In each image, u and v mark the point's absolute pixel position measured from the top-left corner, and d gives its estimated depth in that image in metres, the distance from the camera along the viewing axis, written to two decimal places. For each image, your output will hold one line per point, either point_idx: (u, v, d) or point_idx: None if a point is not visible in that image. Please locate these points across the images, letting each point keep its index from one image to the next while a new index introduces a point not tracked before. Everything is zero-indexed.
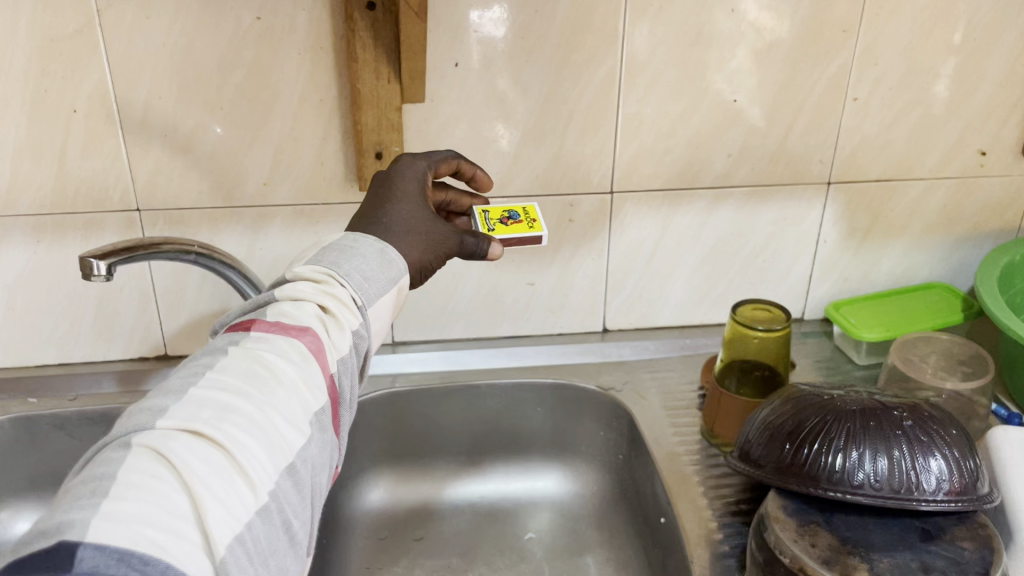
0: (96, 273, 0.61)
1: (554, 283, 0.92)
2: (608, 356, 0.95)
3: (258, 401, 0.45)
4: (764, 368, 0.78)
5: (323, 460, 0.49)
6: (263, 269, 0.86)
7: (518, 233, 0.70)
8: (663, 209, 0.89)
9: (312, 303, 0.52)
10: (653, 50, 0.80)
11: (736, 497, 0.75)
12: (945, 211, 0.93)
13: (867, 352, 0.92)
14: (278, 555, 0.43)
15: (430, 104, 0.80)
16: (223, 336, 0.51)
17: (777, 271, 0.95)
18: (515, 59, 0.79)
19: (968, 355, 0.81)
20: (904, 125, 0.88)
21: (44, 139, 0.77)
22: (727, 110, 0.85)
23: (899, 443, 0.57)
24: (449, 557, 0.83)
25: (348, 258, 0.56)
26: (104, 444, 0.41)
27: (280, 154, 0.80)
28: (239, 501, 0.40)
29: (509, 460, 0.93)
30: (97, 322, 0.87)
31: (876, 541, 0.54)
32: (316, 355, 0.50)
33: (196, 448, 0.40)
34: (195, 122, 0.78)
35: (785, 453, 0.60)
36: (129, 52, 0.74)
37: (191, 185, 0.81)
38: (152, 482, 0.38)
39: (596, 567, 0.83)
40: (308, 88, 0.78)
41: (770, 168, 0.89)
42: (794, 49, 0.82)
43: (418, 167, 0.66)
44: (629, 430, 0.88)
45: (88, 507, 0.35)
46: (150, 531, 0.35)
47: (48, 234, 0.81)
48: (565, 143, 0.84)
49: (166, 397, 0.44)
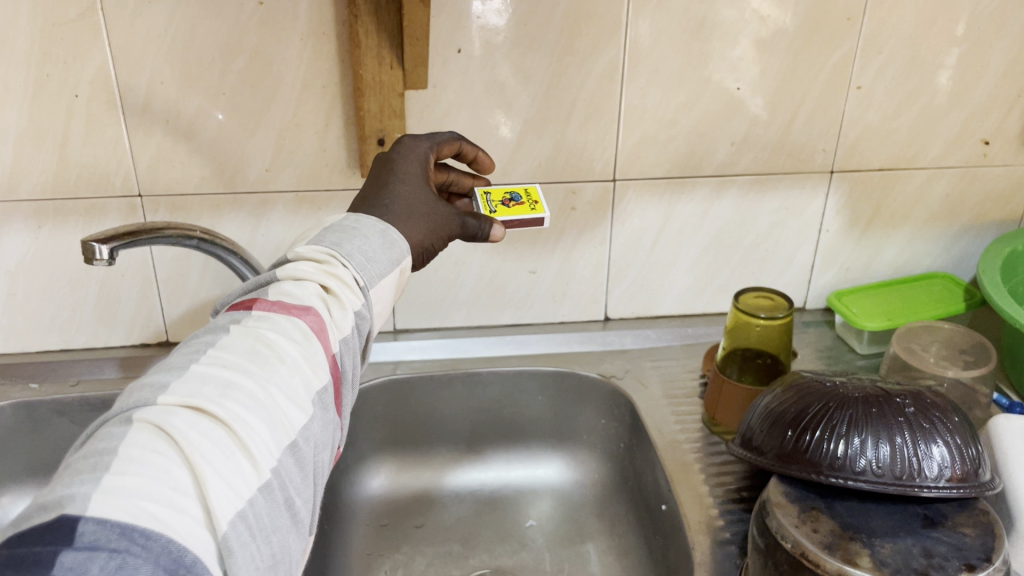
0: (98, 257, 0.60)
1: (555, 271, 0.92)
2: (609, 345, 0.95)
3: (259, 378, 0.45)
4: (766, 356, 0.78)
5: (325, 439, 0.49)
6: (265, 255, 0.86)
7: (519, 215, 0.70)
8: (665, 197, 0.89)
9: (314, 283, 0.52)
10: (656, 38, 0.80)
11: (737, 484, 0.75)
12: (947, 200, 0.93)
13: (869, 341, 0.92)
14: (281, 533, 0.43)
15: (433, 91, 0.80)
16: (225, 315, 0.51)
17: (779, 260, 0.95)
18: (518, 46, 0.79)
19: (970, 344, 0.81)
20: (907, 114, 0.87)
21: (46, 124, 0.76)
22: (730, 99, 0.84)
23: (901, 430, 0.57)
24: (450, 544, 0.84)
25: (350, 238, 0.56)
26: (106, 420, 0.41)
27: (282, 140, 0.80)
28: (241, 478, 0.40)
29: (509, 448, 0.93)
30: (98, 308, 0.87)
31: (877, 527, 0.54)
32: (317, 334, 0.50)
33: (198, 424, 0.40)
34: (197, 108, 0.78)
35: (787, 439, 0.60)
36: (131, 37, 0.74)
37: (192, 171, 0.80)
38: (153, 457, 0.38)
39: (597, 555, 0.83)
40: (310, 74, 0.77)
41: (773, 157, 0.88)
42: (798, 38, 0.82)
43: (420, 148, 0.66)
44: (630, 418, 0.88)
45: (89, 481, 0.35)
46: (151, 505, 0.35)
47: (49, 219, 0.81)
48: (567, 131, 0.84)
49: (167, 374, 0.44)
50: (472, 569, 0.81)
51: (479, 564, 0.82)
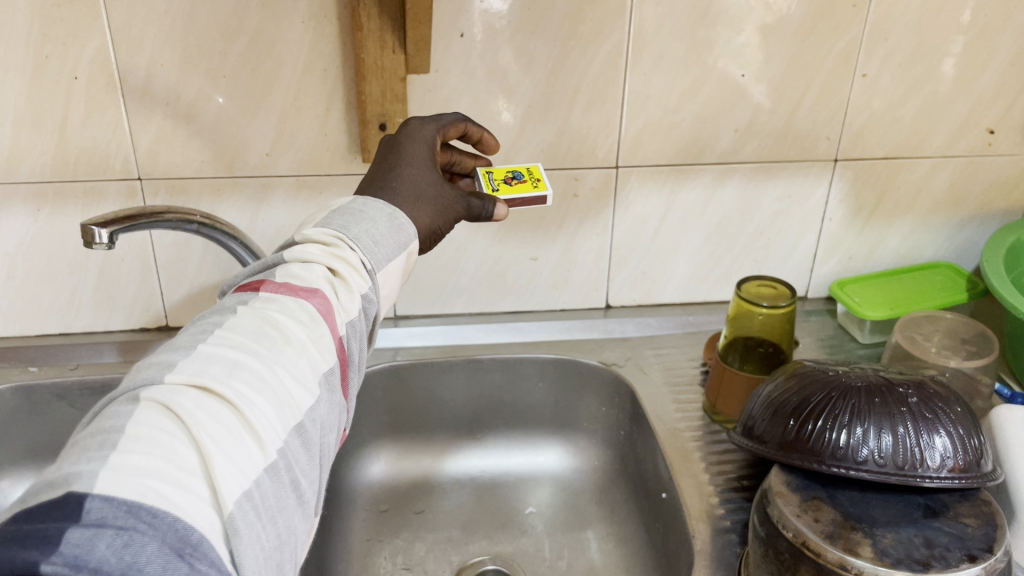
0: (97, 241, 0.60)
1: (557, 259, 0.92)
2: (610, 332, 0.95)
3: (266, 359, 0.45)
4: (768, 346, 0.78)
5: (332, 422, 0.49)
6: (265, 240, 0.86)
7: (523, 193, 0.70)
8: (668, 184, 0.89)
9: (321, 266, 0.52)
10: (660, 24, 0.79)
11: (738, 473, 0.75)
12: (951, 189, 0.93)
13: (871, 331, 0.92)
14: (287, 514, 0.43)
15: (435, 74, 0.79)
16: (233, 296, 0.50)
17: (782, 248, 0.95)
18: (521, 30, 0.78)
19: (972, 333, 0.80)
20: (913, 101, 0.87)
21: (45, 105, 0.75)
22: (733, 86, 0.84)
23: (904, 419, 0.57)
24: (450, 530, 0.84)
25: (358, 222, 0.55)
26: (114, 398, 0.41)
27: (283, 125, 0.80)
28: (248, 458, 0.40)
29: (509, 434, 0.93)
30: (98, 292, 0.86)
31: (879, 517, 0.54)
32: (325, 316, 0.50)
33: (205, 404, 0.40)
34: (197, 91, 0.77)
35: (788, 428, 0.60)
36: (131, 19, 0.73)
37: (193, 155, 0.80)
38: (160, 436, 0.38)
39: (596, 542, 0.83)
40: (311, 57, 0.77)
41: (777, 145, 0.88)
42: (805, 24, 0.81)
43: (427, 131, 0.65)
44: (630, 405, 0.88)
45: (96, 459, 0.35)
46: (158, 484, 0.35)
47: (48, 203, 0.80)
48: (570, 117, 0.83)
49: (174, 354, 0.43)
50: (471, 555, 0.81)
51: (479, 550, 0.82)
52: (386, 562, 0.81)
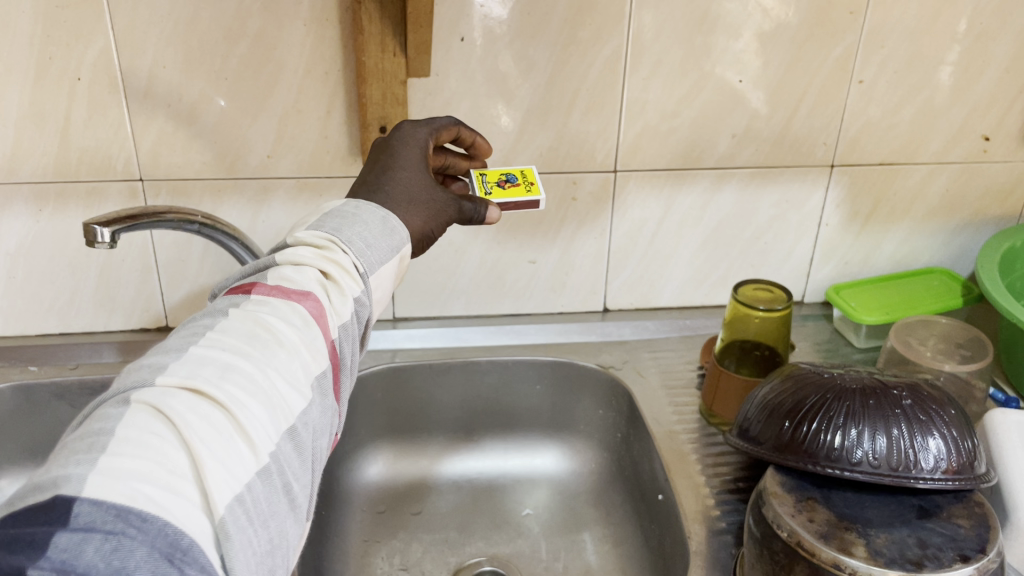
0: (99, 240, 0.61)
1: (555, 262, 0.92)
2: (607, 335, 0.95)
3: (258, 362, 0.45)
4: (764, 348, 0.78)
5: (324, 425, 0.50)
6: (266, 241, 0.86)
7: (515, 197, 0.70)
8: (666, 189, 0.89)
9: (313, 269, 0.53)
10: (659, 29, 0.80)
11: (734, 475, 0.76)
12: (946, 196, 0.94)
13: (867, 335, 0.92)
14: (278, 518, 0.43)
15: (435, 78, 0.79)
16: (224, 298, 0.51)
17: (778, 253, 0.96)
18: (521, 35, 0.79)
19: (967, 338, 0.81)
20: (908, 108, 0.88)
21: (48, 106, 0.76)
22: (731, 91, 0.84)
23: (898, 421, 0.57)
24: (446, 531, 0.84)
25: (351, 225, 0.56)
26: (104, 400, 0.41)
27: (284, 127, 0.80)
28: (239, 462, 0.41)
29: (506, 436, 0.93)
30: (98, 292, 0.87)
31: (873, 518, 0.55)
32: (317, 320, 0.50)
33: (196, 407, 0.41)
34: (199, 93, 0.78)
35: (783, 430, 0.61)
36: (134, 22, 0.73)
37: (194, 157, 0.80)
38: (149, 439, 0.38)
39: (593, 544, 0.84)
40: (313, 60, 0.77)
41: (773, 151, 0.89)
42: (801, 32, 0.82)
43: (419, 135, 0.65)
44: (628, 408, 0.89)
45: (85, 462, 0.35)
46: (148, 487, 0.36)
47: (50, 203, 0.81)
48: (569, 121, 0.84)
49: (165, 356, 0.44)
50: (469, 556, 0.82)
51: (475, 552, 0.82)
52: (383, 563, 0.81)
